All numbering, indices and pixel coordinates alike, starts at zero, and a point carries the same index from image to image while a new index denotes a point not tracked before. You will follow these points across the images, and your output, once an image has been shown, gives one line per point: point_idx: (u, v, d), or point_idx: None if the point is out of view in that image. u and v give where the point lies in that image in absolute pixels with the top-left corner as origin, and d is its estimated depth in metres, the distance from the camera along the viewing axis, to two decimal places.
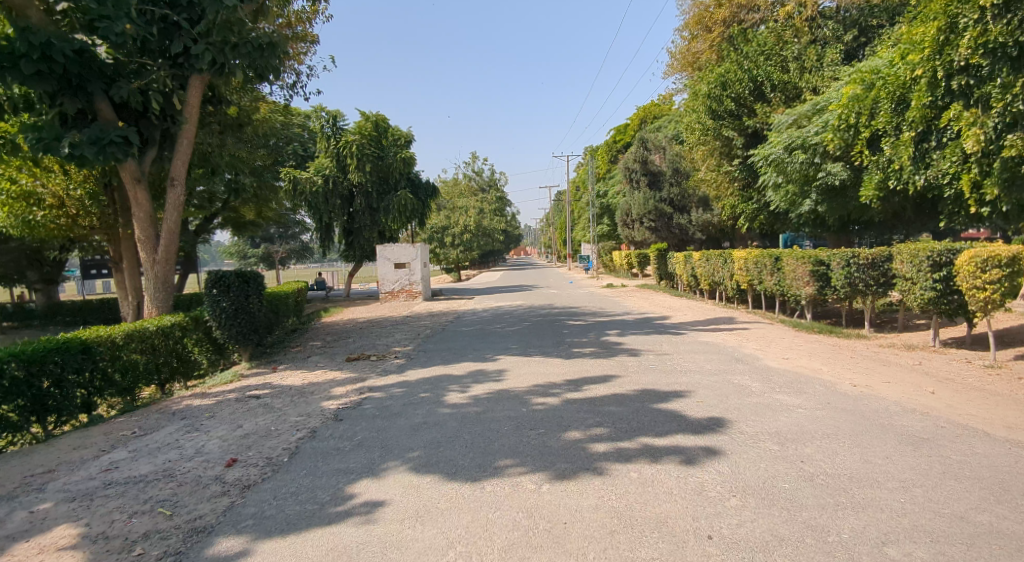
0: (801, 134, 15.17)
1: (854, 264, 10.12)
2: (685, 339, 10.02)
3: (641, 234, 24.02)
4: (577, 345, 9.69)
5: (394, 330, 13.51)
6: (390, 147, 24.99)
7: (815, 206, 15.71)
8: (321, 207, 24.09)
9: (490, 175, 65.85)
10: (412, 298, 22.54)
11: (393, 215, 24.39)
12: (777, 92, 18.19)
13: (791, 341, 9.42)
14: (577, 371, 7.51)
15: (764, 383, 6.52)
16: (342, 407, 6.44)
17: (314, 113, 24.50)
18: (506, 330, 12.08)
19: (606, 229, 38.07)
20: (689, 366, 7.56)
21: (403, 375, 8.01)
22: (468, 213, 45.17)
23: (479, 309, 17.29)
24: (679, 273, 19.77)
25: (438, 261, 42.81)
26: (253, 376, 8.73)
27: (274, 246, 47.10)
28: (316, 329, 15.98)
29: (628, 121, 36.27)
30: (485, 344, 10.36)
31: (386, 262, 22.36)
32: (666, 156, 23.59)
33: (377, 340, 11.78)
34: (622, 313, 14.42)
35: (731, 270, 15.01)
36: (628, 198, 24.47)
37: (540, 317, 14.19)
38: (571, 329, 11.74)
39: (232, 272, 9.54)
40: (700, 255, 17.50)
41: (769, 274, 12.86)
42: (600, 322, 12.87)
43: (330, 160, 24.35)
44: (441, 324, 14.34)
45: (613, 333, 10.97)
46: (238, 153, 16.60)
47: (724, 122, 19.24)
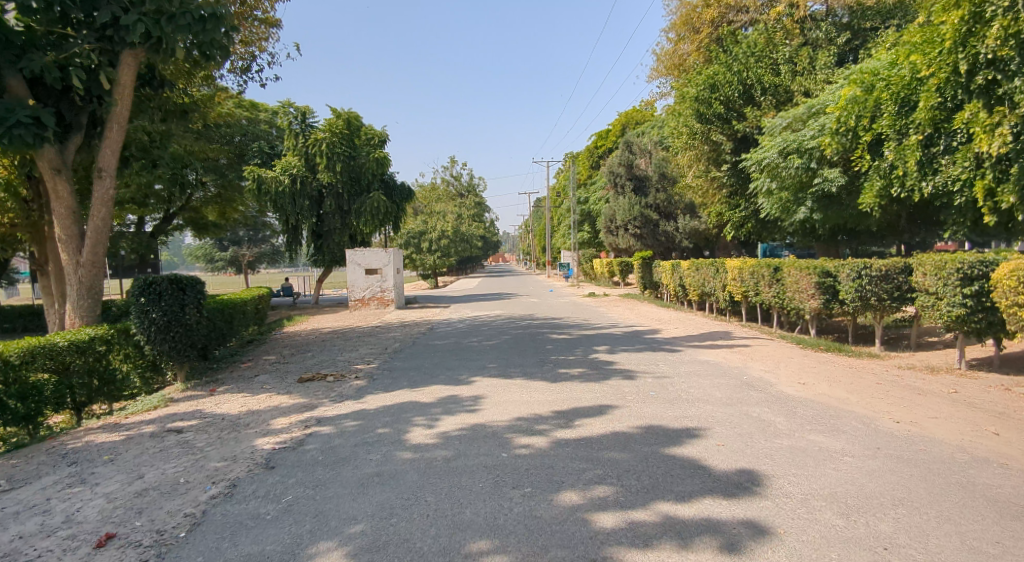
0: (796, 138, 14.20)
1: (866, 276, 9.19)
2: (683, 357, 8.98)
3: (626, 241, 23.08)
4: (562, 364, 8.57)
5: (360, 343, 12.26)
6: (363, 147, 23.70)
7: (810, 214, 14.71)
8: (288, 208, 22.69)
9: (469, 180, 64.65)
10: (383, 306, 21.24)
11: (365, 218, 23.10)
12: (768, 95, 17.36)
13: (800, 360, 8.43)
14: (566, 399, 6.39)
15: (790, 417, 5.47)
16: (279, 447, 5.24)
17: (282, 109, 23.10)
18: (484, 345, 10.92)
19: (587, 235, 37.15)
20: (696, 393, 6.50)
21: (360, 402, 6.81)
22: (446, 219, 43.93)
23: (455, 320, 16.10)
24: (665, 282, 18.84)
25: (414, 267, 41.45)
26: (185, 401, 7.47)
27: (243, 249, 45.29)
28: (276, 340, 14.63)
29: (610, 126, 35.43)
30: (460, 362, 9.18)
31: (356, 268, 21.03)
32: (652, 161, 22.70)
33: (338, 355, 10.54)
34: (609, 326, 13.36)
35: (724, 280, 14.07)
36: (612, 204, 23.52)
37: (520, 329, 13.05)
38: (555, 343, 10.65)
39: (165, 278, 8.23)
40: (689, 264, 16.54)
41: (767, 285, 11.92)
42: (586, 336, 11.77)
43: (298, 160, 22.96)
44: (412, 336, 13.12)
45: (602, 350, 9.87)
46: (191, 147, 15.19)
47: (713, 125, 18.39)
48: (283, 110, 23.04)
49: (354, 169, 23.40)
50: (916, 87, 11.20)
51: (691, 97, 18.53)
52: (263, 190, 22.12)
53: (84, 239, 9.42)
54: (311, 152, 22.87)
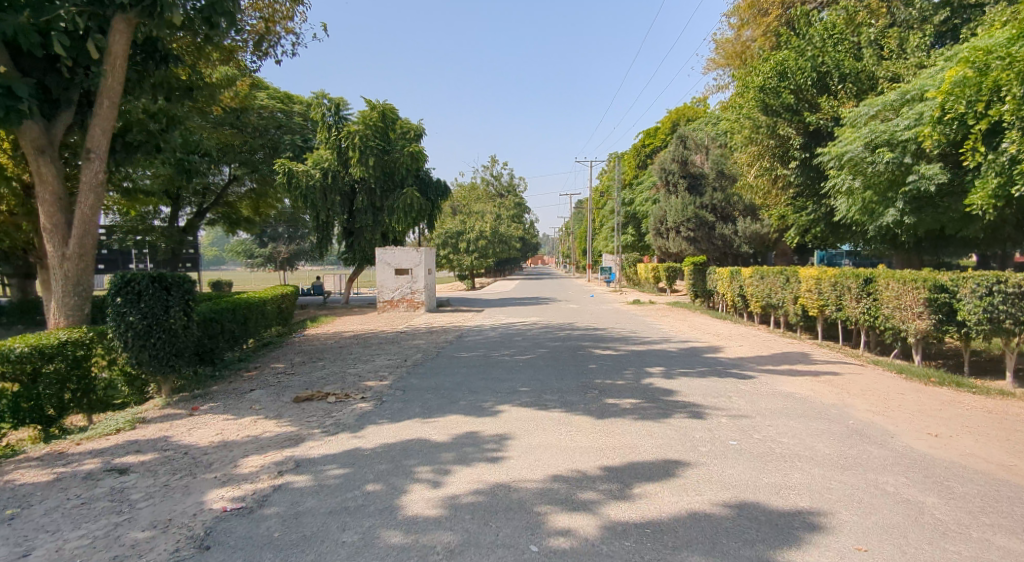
0: (887, 128, 12.42)
1: (998, 293, 7.63)
2: (759, 388, 7.33)
3: (676, 245, 21.25)
4: (610, 391, 7.00)
5: (379, 352, 10.93)
6: (397, 140, 22.60)
7: (900, 218, 12.99)
8: (318, 204, 21.74)
9: (509, 180, 63.43)
10: (413, 309, 20.04)
11: (398, 215, 21.97)
12: (847, 83, 15.48)
13: (914, 400, 6.76)
14: (621, 448, 4.84)
15: (948, 499, 3.87)
16: (233, 507, 3.82)
17: (315, 101, 22.18)
18: (516, 361, 9.43)
19: (631, 239, 35.31)
20: (797, 447, 4.93)
21: (358, 437, 5.39)
22: (485, 219, 42.64)
23: (488, 327, 14.68)
24: (721, 291, 17.08)
25: (451, 268, 40.36)
26: (156, 421, 6.20)
27: (282, 246, 44.94)
28: (293, 344, 13.44)
29: (660, 124, 33.59)
30: (487, 384, 7.70)
31: (386, 267, 19.91)
32: (709, 157, 20.80)
33: (351, 367, 9.20)
34: (661, 340, 11.73)
35: (796, 292, 12.33)
36: (663, 204, 21.75)
37: (559, 342, 11.52)
38: (600, 362, 9.10)
39: (147, 276, 7.10)
40: (751, 272, 14.79)
41: (854, 299, 10.24)
42: (636, 353, 10.15)
43: (331, 153, 22.02)
44: (438, 345, 11.72)
45: (657, 373, 8.26)
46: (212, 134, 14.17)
47: (781, 118, 16.60)
48: (317, 101, 22.12)
49: (388, 164, 22.30)
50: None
51: (756, 86, 16.71)
52: (293, 184, 21.24)
53: (72, 230, 8.34)
54: (344, 145, 21.90)
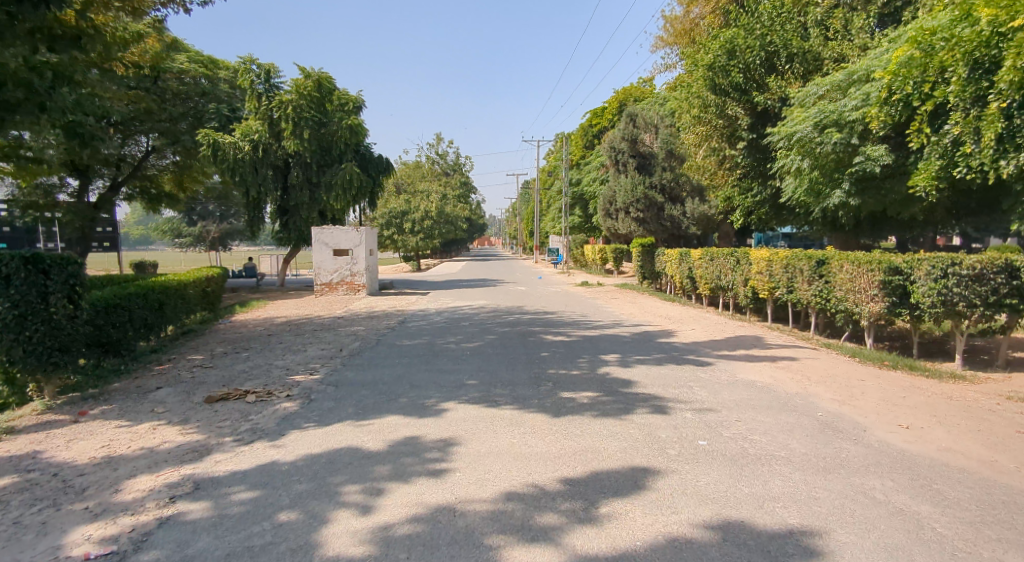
0: (835, 108, 12.15)
1: (953, 276, 7.39)
2: (720, 376, 6.94)
3: (626, 226, 20.94)
4: (564, 383, 6.43)
5: (312, 341, 10.03)
6: (334, 112, 21.37)
7: (846, 200, 12.79)
8: (248, 179, 20.35)
9: (455, 159, 62.15)
10: (353, 292, 19.01)
11: (336, 192, 20.89)
12: (794, 63, 15.35)
13: (876, 385, 6.48)
14: (581, 453, 4.27)
15: (945, 508, 3.48)
16: (100, 553, 3.02)
17: (243, 67, 20.60)
18: (463, 350, 8.76)
19: (578, 220, 35.04)
20: (771, 446, 4.48)
21: (276, 445, 4.62)
22: (430, 199, 41.47)
23: (432, 312, 13.91)
24: (670, 274, 16.88)
25: (395, 248, 39.10)
26: (29, 431, 5.20)
27: (212, 226, 42.53)
28: (218, 331, 12.32)
29: (607, 104, 33.26)
30: (429, 376, 7.00)
31: (323, 248, 18.80)
32: (658, 136, 20.51)
33: (278, 359, 8.30)
34: (613, 325, 11.30)
35: (747, 273, 12.12)
36: (612, 184, 21.37)
37: (508, 327, 10.91)
38: (551, 350, 8.55)
39: (17, 257, 6.01)
40: (700, 253, 14.55)
41: (805, 281, 9.97)
42: (588, 340, 9.66)
43: (261, 124, 20.55)
44: (378, 332, 10.91)
45: (613, 361, 7.76)
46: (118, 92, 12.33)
47: (730, 98, 16.37)
48: (245, 67, 20.59)
49: (324, 136, 21.21)
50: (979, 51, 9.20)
51: (706, 65, 16.40)
52: (220, 156, 19.60)
53: None
54: (276, 116, 20.53)
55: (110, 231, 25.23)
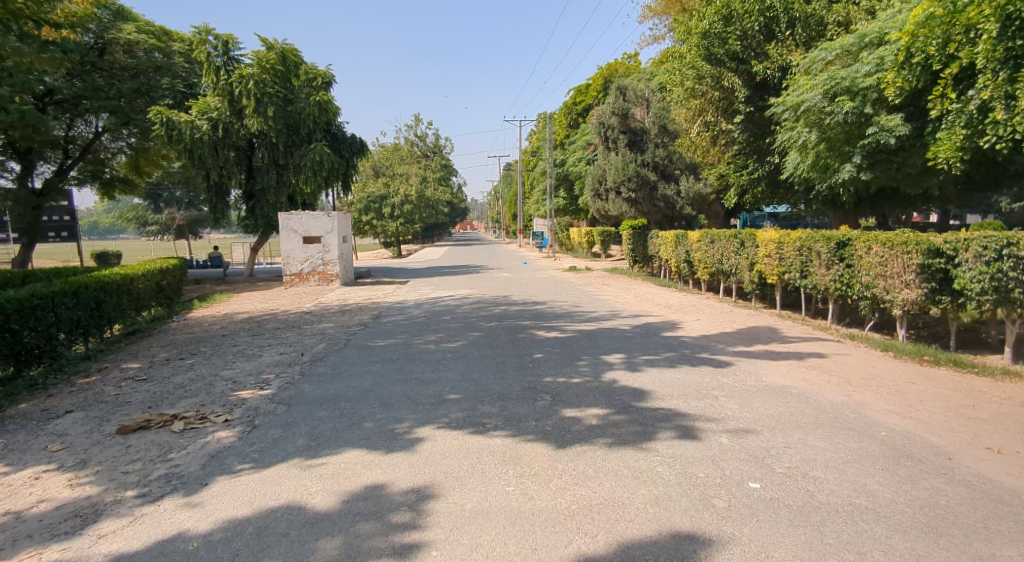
0: (848, 74, 10.92)
1: (1009, 259, 6.24)
2: (746, 380, 5.89)
3: (617, 207, 19.80)
4: (565, 396, 5.35)
5: (272, 344, 8.84)
6: (301, 88, 19.98)
7: (856, 174, 11.53)
8: (207, 162, 18.99)
9: (435, 140, 60.59)
10: (325, 282, 17.71)
11: (305, 174, 19.54)
12: (794, 30, 14.20)
13: (931, 388, 5.42)
14: (599, 511, 3.20)
15: None
16: None
17: (198, 38, 19.01)
18: (444, 351, 7.63)
19: (564, 202, 33.86)
20: (841, 486, 3.42)
21: (189, 504, 3.49)
22: (410, 182, 40.05)
23: (411, 304, 12.75)
24: (664, 257, 15.85)
25: (375, 234, 37.73)
26: None
27: (178, 212, 40.55)
28: (169, 331, 11.10)
29: (592, 80, 32.01)
30: (403, 389, 5.86)
31: (291, 235, 17.45)
32: (651, 110, 19.31)
33: (225, 369, 7.13)
34: (610, 318, 10.23)
35: (752, 257, 11.08)
36: (601, 162, 20.20)
37: (495, 322, 9.78)
38: (547, 350, 7.46)
39: None
40: (699, 235, 13.50)
41: (823, 266, 8.86)
42: (585, 336, 8.58)
43: (220, 100, 19.18)
44: (348, 330, 9.73)
45: (617, 363, 6.68)
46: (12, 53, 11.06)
47: (726, 68, 15.25)
48: (200, 38, 18.97)
49: (291, 115, 19.84)
50: (1014, 5, 7.91)
51: (700, 33, 15.22)
52: (175, 137, 18.48)
53: None
54: (238, 93, 19.15)
55: (65, 219, 23.53)
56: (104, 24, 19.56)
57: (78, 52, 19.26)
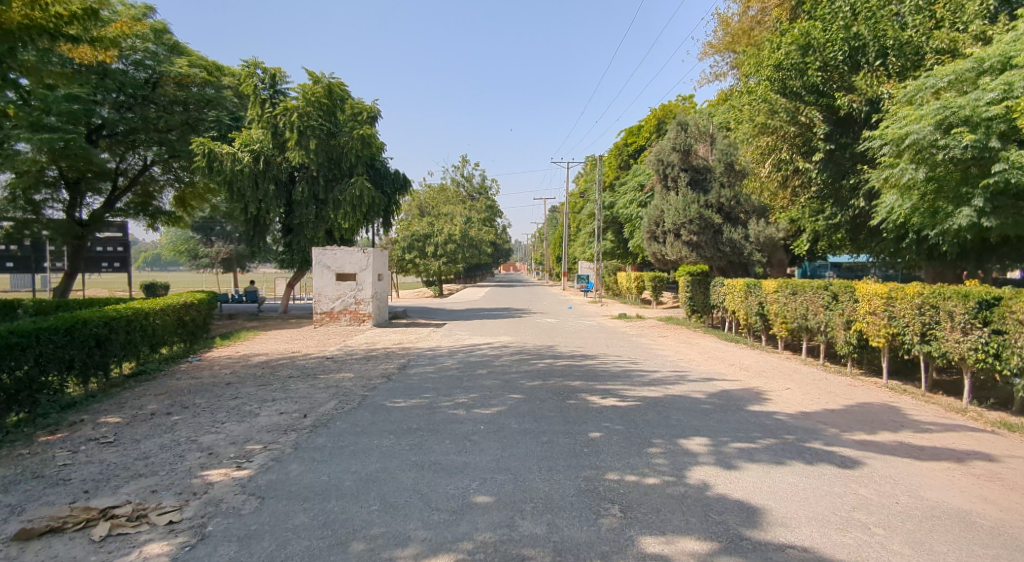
0: (966, 101, 9.17)
1: None
2: (897, 496, 4.17)
3: (675, 252, 18.13)
4: (640, 515, 3.77)
5: (277, 399, 7.52)
6: (346, 122, 19.34)
7: (975, 220, 9.70)
8: (247, 194, 18.33)
9: (481, 181, 60.38)
10: (357, 323, 16.54)
11: (344, 209, 18.68)
12: (887, 59, 12.56)
13: None
14: None
15: None
16: None
17: (246, 70, 18.60)
18: (475, 421, 6.13)
19: (611, 245, 32.31)
20: None
21: None
22: (455, 221, 39.35)
23: (445, 352, 11.34)
24: (731, 308, 14.09)
25: (417, 273, 36.92)
26: None
27: (224, 246, 40.67)
28: (177, 374, 9.96)
29: (645, 120, 30.82)
30: (418, 484, 4.39)
31: (325, 271, 16.48)
32: (715, 147, 17.78)
33: (208, 433, 5.80)
34: (676, 381, 8.58)
35: (849, 313, 9.31)
36: (658, 203, 18.64)
37: (540, 382, 8.25)
38: (606, 426, 5.88)
39: None
40: (776, 285, 11.77)
41: (956, 330, 7.12)
42: (650, 406, 6.94)
43: (263, 133, 18.64)
44: (368, 385, 8.34)
45: (703, 454, 5.05)
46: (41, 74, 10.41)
47: (806, 101, 13.66)
48: (247, 71, 18.55)
49: (334, 148, 19.20)
50: None
51: (773, 64, 13.77)
52: (216, 168, 17.89)
53: None
54: (282, 125, 18.55)
55: (119, 250, 23.72)
56: (156, 57, 19.24)
57: (130, 86, 18.86)
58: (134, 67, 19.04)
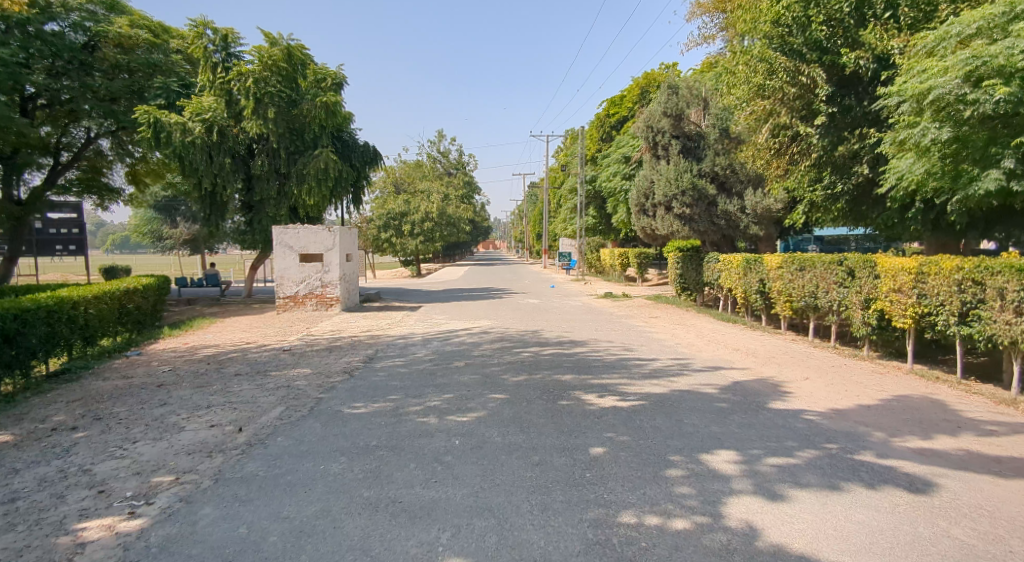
0: (999, 49, 8.11)
1: None
2: (1003, 542, 3.16)
3: (666, 225, 17.10)
4: None
5: (213, 405, 6.30)
6: (309, 89, 17.83)
7: (1004, 184, 8.76)
8: (200, 168, 16.78)
9: (459, 157, 58.76)
10: (324, 307, 15.28)
11: (309, 183, 17.27)
12: (898, 10, 11.45)
13: None
14: None
15: None
16: None
17: (194, 31, 16.93)
18: (449, 435, 5.01)
19: (594, 221, 31.26)
20: None
21: None
22: (432, 198, 37.90)
23: (419, 341, 10.18)
24: (727, 285, 13.12)
25: (394, 253, 35.51)
26: None
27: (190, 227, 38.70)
28: (106, 373, 8.63)
29: (628, 90, 29.58)
30: (366, 540, 3.26)
31: (287, 252, 15.11)
32: (708, 112, 16.67)
33: (111, 459, 4.59)
34: (679, 372, 7.54)
35: (868, 291, 8.33)
36: (647, 173, 17.55)
37: (526, 377, 7.14)
38: (610, 439, 4.80)
39: None
40: (779, 260, 10.78)
41: (1008, 310, 6.19)
42: (657, 407, 5.87)
43: (216, 100, 17.06)
44: (326, 384, 7.15)
45: (736, 479, 3.99)
46: None
47: (810, 58, 12.52)
48: (196, 32, 16.87)
49: (296, 118, 17.69)
50: None
51: (771, 18, 12.44)
52: (163, 139, 16.32)
53: None
54: (237, 93, 17.01)
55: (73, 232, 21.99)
56: (94, 17, 17.50)
57: (64, 49, 17.07)
58: (71, 30, 17.29)
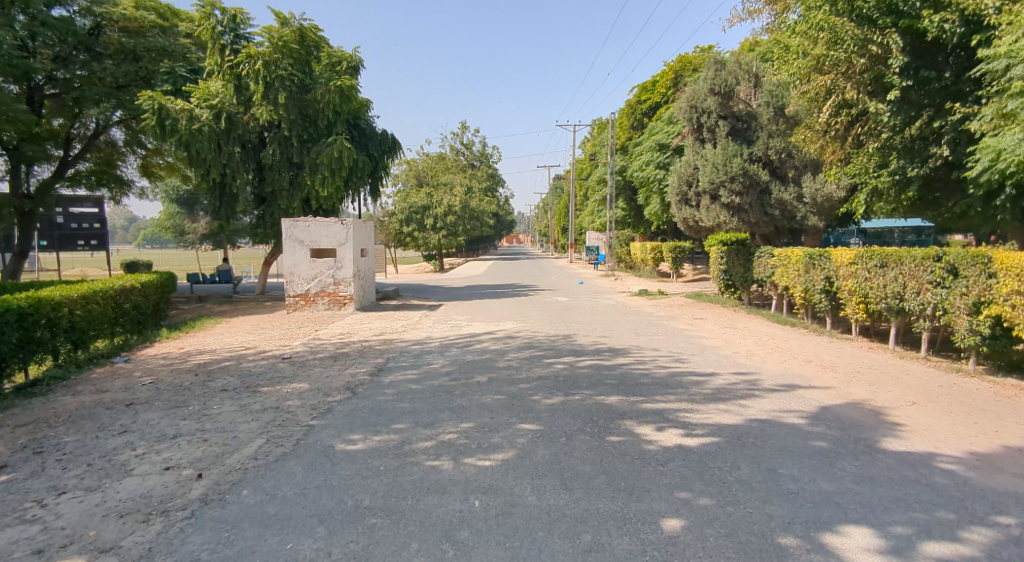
0: None
1: None
2: None
3: (711, 216, 15.64)
4: None
5: (179, 435, 5.13)
6: (324, 74, 16.75)
7: None
8: (207, 156, 15.77)
9: (482, 148, 57.50)
10: (337, 306, 14.14)
11: (323, 173, 16.19)
12: None
13: None
14: None
15: None
16: None
17: (202, 12, 15.92)
18: (467, 490, 3.74)
19: (624, 213, 29.74)
20: None
21: None
22: (455, 191, 36.77)
23: (436, 347, 8.92)
24: (784, 282, 11.60)
25: (416, 247, 34.43)
26: None
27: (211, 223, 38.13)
28: (81, 386, 7.58)
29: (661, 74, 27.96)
30: None
31: (297, 246, 14.00)
32: (760, 90, 15.13)
33: (15, 527, 3.45)
34: (750, 393, 6.15)
35: (980, 293, 6.82)
36: (690, 158, 16.09)
37: (563, 399, 5.81)
38: (686, 503, 3.49)
39: None
40: (852, 254, 9.23)
41: None
42: (736, 447, 4.51)
43: (225, 85, 16.04)
44: (322, 406, 5.93)
45: None
46: None
47: (884, 24, 10.78)
48: (204, 12, 15.87)
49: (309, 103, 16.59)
50: None
51: None
52: (168, 127, 15.36)
53: None
54: (246, 77, 16.01)
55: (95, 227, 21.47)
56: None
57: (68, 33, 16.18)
58: (78, 15, 16.48)
